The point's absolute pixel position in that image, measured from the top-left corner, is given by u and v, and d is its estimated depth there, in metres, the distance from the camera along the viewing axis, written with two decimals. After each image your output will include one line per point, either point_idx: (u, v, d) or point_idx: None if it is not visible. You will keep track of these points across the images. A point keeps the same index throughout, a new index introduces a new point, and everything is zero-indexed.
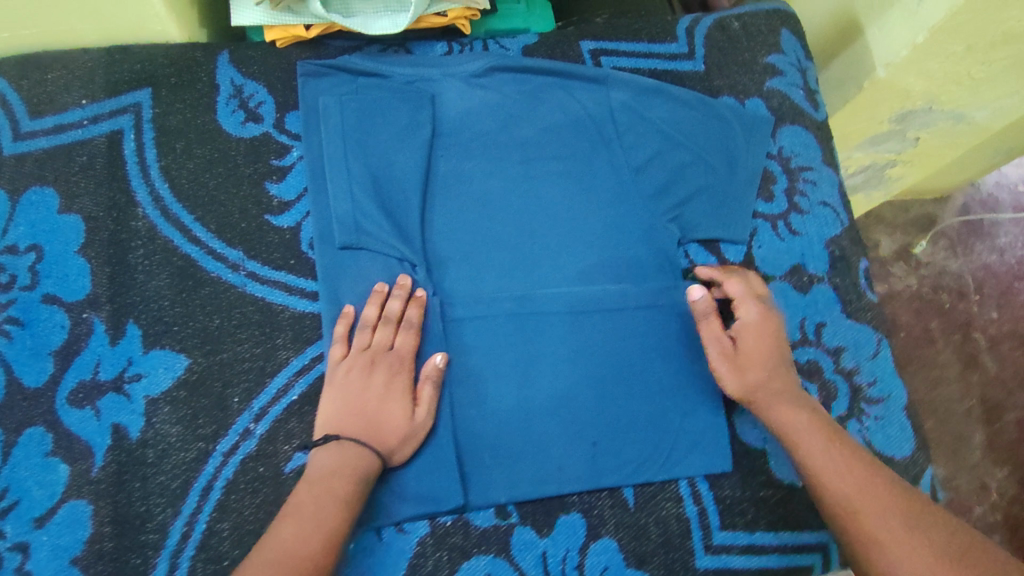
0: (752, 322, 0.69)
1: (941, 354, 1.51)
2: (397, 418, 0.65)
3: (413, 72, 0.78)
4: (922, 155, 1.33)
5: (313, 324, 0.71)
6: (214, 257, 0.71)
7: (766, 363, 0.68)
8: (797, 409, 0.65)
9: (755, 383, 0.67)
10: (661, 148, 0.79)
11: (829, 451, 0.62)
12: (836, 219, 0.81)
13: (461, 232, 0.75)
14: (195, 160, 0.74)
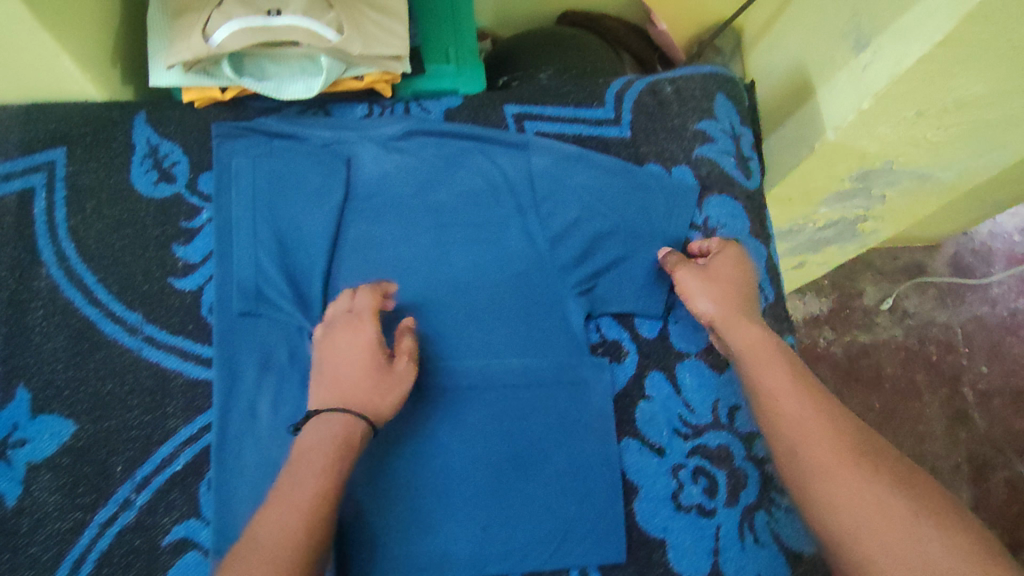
0: (726, 254, 0.75)
1: (931, 411, 1.51)
2: (365, 385, 0.63)
3: (331, 135, 0.78)
4: (892, 212, 1.27)
5: (206, 392, 0.70)
6: (113, 319, 0.71)
7: (730, 286, 0.72)
8: (758, 334, 0.67)
9: (722, 294, 0.70)
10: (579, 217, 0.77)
11: (784, 375, 0.62)
12: (761, 295, 0.79)
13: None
14: (103, 221, 0.74)
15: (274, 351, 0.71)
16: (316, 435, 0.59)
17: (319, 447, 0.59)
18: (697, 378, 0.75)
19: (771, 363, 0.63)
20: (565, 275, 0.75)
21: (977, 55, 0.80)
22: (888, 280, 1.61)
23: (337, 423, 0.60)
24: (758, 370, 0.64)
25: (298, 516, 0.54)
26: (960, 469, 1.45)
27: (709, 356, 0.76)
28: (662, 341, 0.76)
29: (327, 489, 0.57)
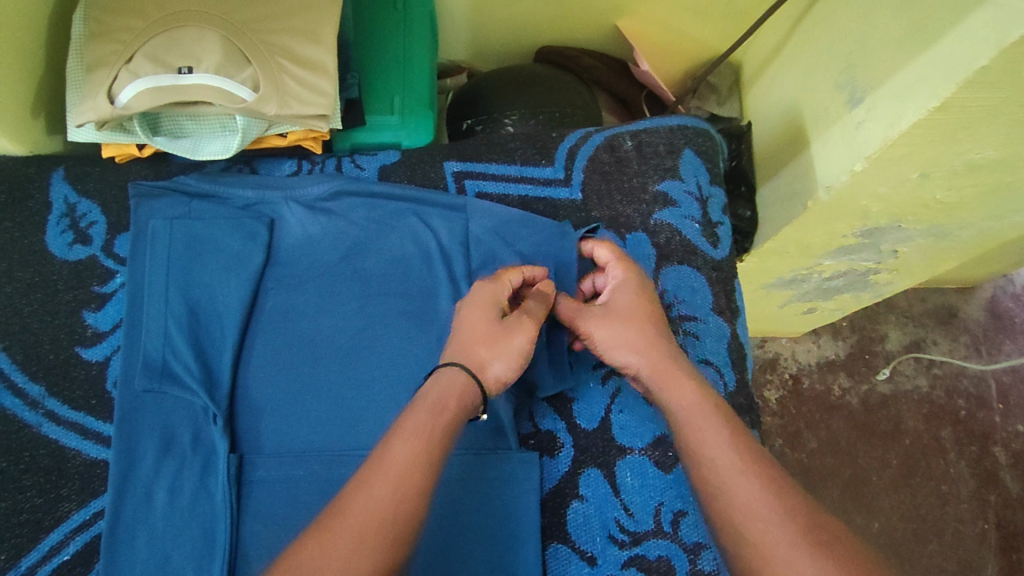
0: (626, 279, 0.64)
1: (956, 470, 1.36)
2: (486, 351, 0.57)
3: (254, 194, 0.73)
4: (908, 265, 1.15)
5: (103, 474, 0.66)
6: (14, 391, 0.67)
7: (645, 326, 0.60)
8: (692, 387, 0.55)
9: (640, 342, 0.59)
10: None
11: (727, 442, 0.51)
12: (719, 381, 0.70)
13: (280, 373, 0.68)
14: (14, 284, 0.71)
15: (177, 431, 0.66)
16: (426, 393, 0.54)
17: (423, 407, 0.53)
18: (639, 477, 0.66)
19: (713, 427, 0.52)
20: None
21: (985, 121, 0.69)
22: (913, 326, 1.46)
23: (449, 386, 0.55)
24: (695, 434, 0.52)
25: (390, 484, 0.47)
26: (988, 539, 1.31)
27: (655, 452, 0.67)
28: (602, 434, 0.68)
29: (424, 456, 0.50)
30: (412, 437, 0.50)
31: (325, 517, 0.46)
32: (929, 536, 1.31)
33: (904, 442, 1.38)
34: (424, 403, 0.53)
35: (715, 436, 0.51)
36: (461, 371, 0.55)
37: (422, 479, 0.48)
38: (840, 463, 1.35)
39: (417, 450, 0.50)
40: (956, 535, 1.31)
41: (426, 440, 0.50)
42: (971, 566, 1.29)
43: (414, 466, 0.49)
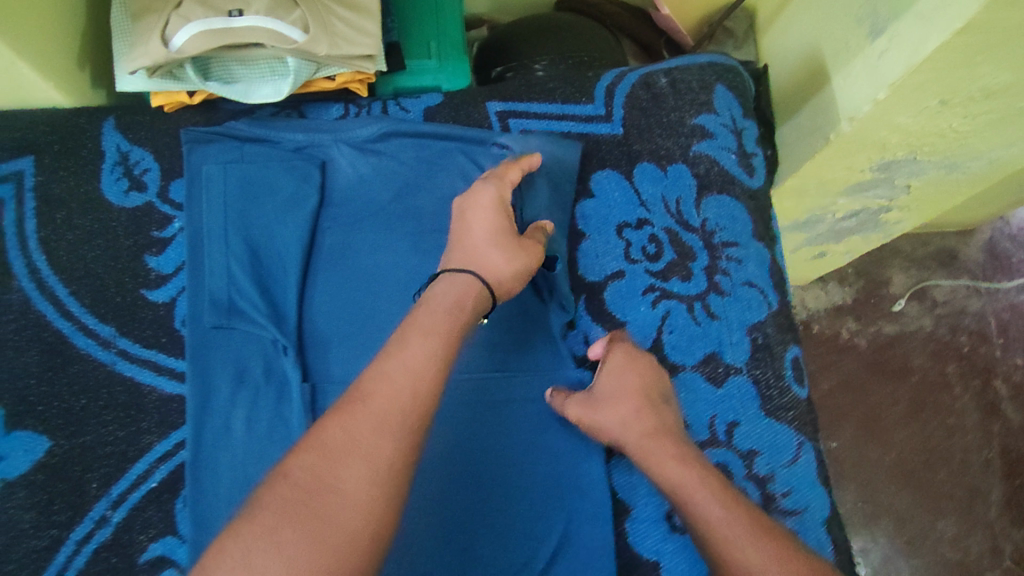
0: (614, 363, 0.66)
1: (963, 404, 1.42)
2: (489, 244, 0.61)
3: (304, 137, 0.75)
4: (919, 201, 1.19)
5: (180, 407, 0.68)
6: (86, 332, 0.70)
7: (632, 413, 0.63)
8: (677, 462, 0.60)
9: (626, 423, 0.63)
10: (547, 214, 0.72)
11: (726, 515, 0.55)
12: (762, 302, 0.74)
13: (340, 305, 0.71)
14: (74, 231, 0.72)
15: (248, 363, 0.68)
16: (440, 293, 0.57)
17: (438, 311, 0.55)
18: (693, 392, 0.70)
19: (703, 506, 0.56)
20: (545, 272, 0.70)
21: (1002, 42, 0.73)
22: (919, 269, 1.51)
23: (462, 287, 0.58)
24: (697, 516, 0.56)
25: (409, 378, 0.50)
26: (994, 465, 1.38)
27: (706, 368, 0.71)
28: (656, 353, 0.71)
29: (439, 351, 0.52)
30: (427, 338, 0.53)
31: (346, 402, 0.49)
32: (937, 463, 1.38)
33: (915, 379, 1.43)
34: (435, 304, 0.56)
35: (715, 514, 0.56)
36: (471, 274, 0.58)
37: (437, 374, 0.51)
38: (854, 401, 1.41)
39: (433, 348, 0.52)
40: (962, 463, 1.38)
41: (439, 339, 0.53)
42: (977, 492, 1.36)
43: (429, 361, 0.52)
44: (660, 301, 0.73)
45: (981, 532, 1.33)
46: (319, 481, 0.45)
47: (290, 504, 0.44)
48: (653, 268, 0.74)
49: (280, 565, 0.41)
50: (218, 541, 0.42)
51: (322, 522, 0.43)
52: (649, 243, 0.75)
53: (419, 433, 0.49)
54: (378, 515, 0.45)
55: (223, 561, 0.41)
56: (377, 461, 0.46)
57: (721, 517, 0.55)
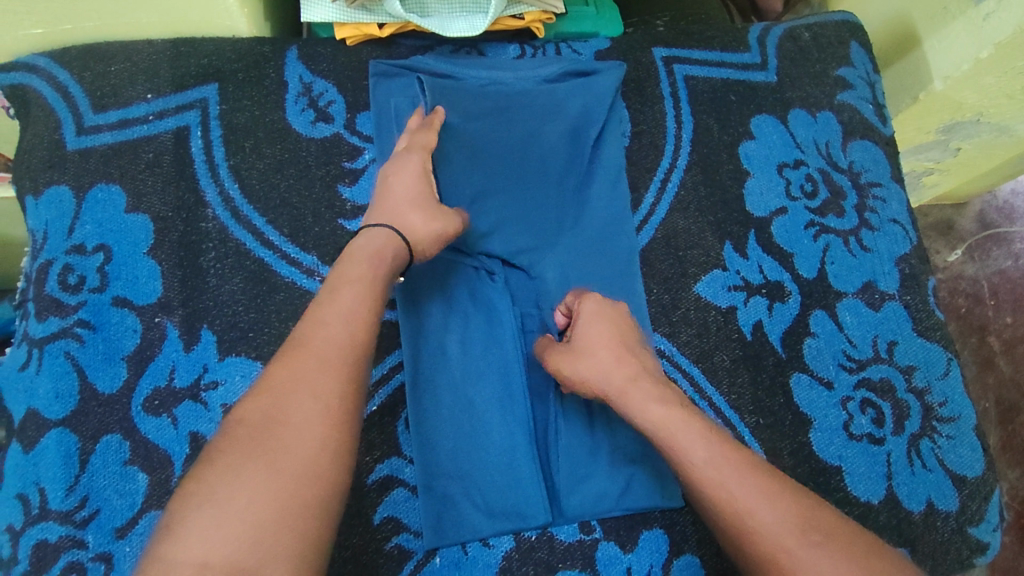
0: (590, 312, 0.65)
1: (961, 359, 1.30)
2: (412, 212, 0.64)
3: (487, 75, 0.76)
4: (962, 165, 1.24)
5: (391, 333, 0.69)
6: (288, 262, 0.69)
7: (611, 357, 0.62)
8: (660, 402, 0.58)
9: (611, 366, 0.61)
10: (525, 158, 0.74)
11: (704, 442, 0.55)
12: (905, 237, 0.81)
13: (503, 220, 0.72)
14: (264, 160, 0.72)
15: (455, 292, 0.70)
16: (363, 245, 0.60)
17: (361, 261, 0.58)
18: (856, 316, 0.77)
19: (688, 441, 0.55)
20: (508, 221, 0.72)
21: None
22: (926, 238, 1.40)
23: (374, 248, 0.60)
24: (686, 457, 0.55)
25: (344, 321, 0.54)
26: (989, 413, 1.27)
27: (865, 295, 0.78)
28: (822, 281, 0.77)
29: (366, 296, 0.56)
30: (353, 285, 0.56)
31: (286, 349, 0.52)
32: None
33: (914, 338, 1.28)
34: (363, 255, 0.59)
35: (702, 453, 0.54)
36: (388, 229, 0.61)
37: (368, 317, 0.55)
38: None
39: (360, 293, 0.56)
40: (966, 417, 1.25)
41: (364, 284, 0.56)
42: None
43: (359, 305, 0.55)
44: (821, 235, 0.79)
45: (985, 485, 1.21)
46: (269, 417, 0.48)
47: (247, 439, 0.47)
48: (812, 205, 0.80)
49: (243, 494, 0.44)
50: (184, 487, 0.45)
51: (280, 453, 0.46)
52: (806, 181, 0.81)
53: (354, 368, 0.52)
54: (333, 442, 0.48)
55: (191, 503, 0.44)
56: (325, 395, 0.50)
57: (706, 456, 0.54)
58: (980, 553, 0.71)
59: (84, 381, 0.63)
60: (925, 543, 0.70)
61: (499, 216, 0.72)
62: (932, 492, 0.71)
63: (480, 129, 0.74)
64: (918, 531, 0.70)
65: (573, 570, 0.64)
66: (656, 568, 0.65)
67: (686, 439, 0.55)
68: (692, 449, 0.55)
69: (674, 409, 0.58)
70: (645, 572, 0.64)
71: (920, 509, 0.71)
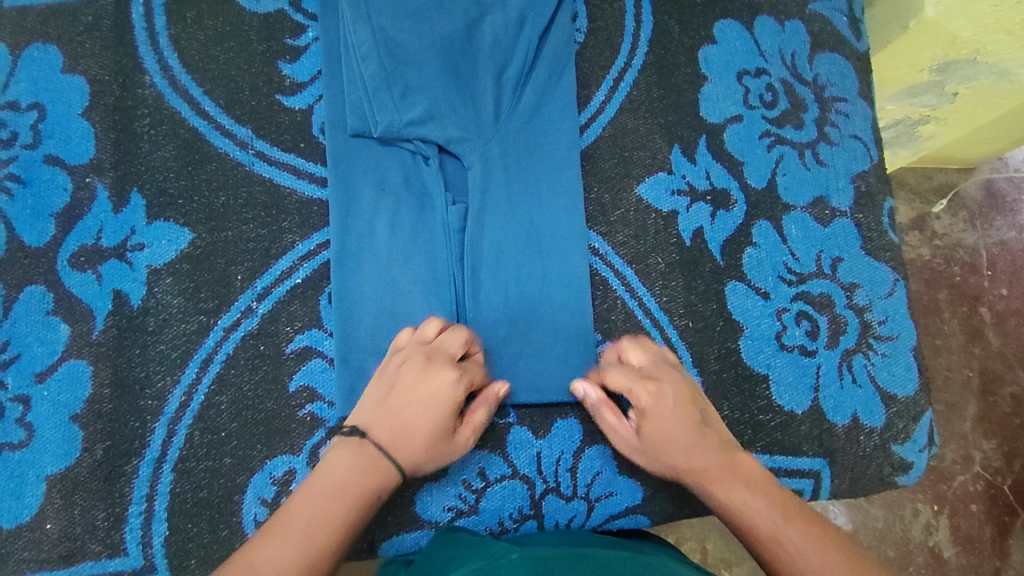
0: (656, 408, 0.62)
1: (947, 325, 1.12)
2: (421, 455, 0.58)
3: None
4: (992, 104, 0.98)
5: (320, 211, 0.68)
6: (222, 132, 0.69)
7: (692, 453, 0.60)
8: (742, 484, 0.58)
9: (689, 450, 0.60)
10: (465, 49, 0.72)
11: (783, 519, 0.54)
12: (866, 154, 0.78)
13: (438, 106, 0.69)
14: (205, 32, 0.71)
15: (388, 174, 0.69)
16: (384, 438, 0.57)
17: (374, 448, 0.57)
18: (803, 229, 0.74)
19: (774, 520, 0.54)
20: (440, 110, 0.69)
21: None
22: (919, 199, 1.19)
23: (374, 451, 0.57)
24: (749, 526, 0.55)
25: (365, 464, 0.56)
26: (970, 383, 1.09)
27: (815, 210, 0.75)
28: (770, 192, 0.75)
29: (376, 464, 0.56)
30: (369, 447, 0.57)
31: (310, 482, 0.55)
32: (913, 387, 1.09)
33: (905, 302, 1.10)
34: (367, 449, 0.57)
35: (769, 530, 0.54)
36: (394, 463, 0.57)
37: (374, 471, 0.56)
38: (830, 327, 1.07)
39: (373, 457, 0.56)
40: (942, 380, 1.10)
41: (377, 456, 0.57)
42: (953, 407, 1.08)
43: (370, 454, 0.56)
44: (775, 146, 0.76)
45: (952, 447, 1.07)
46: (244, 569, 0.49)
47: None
48: (770, 115, 0.77)
49: None
50: None
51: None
52: (766, 91, 0.78)
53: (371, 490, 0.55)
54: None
55: None
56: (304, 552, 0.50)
57: (787, 532, 0.53)
58: (902, 472, 0.71)
59: (11, 233, 0.64)
60: (845, 456, 0.70)
61: (428, 104, 0.69)
62: (859, 407, 0.71)
63: (417, 17, 0.71)
64: (839, 443, 0.70)
65: (482, 450, 0.65)
66: (567, 455, 0.66)
67: (765, 517, 0.55)
68: (774, 525, 0.54)
69: (752, 491, 0.57)
70: (554, 457, 0.66)
71: (844, 422, 0.70)
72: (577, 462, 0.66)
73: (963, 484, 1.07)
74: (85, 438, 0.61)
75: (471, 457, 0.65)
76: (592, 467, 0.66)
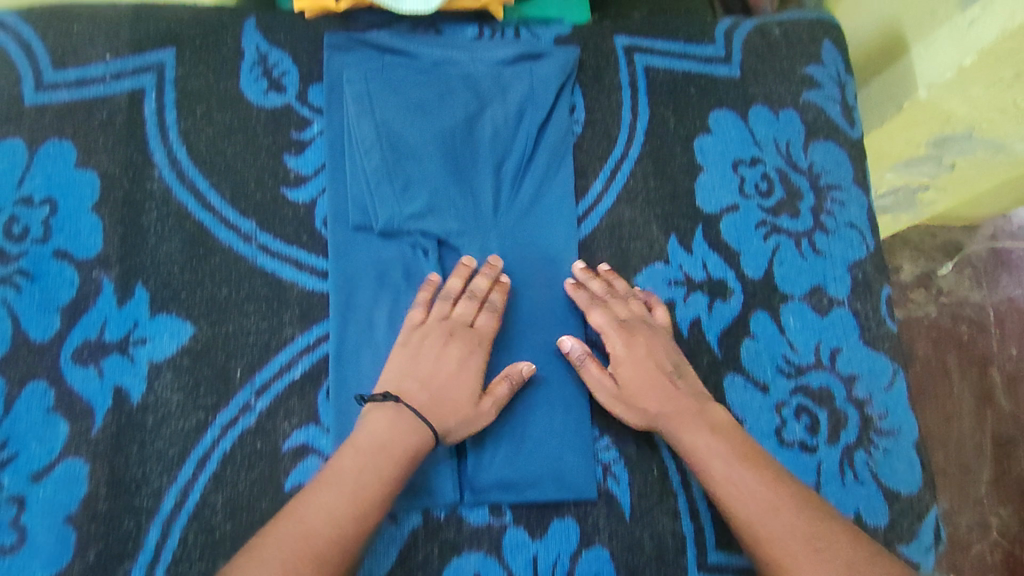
0: (626, 351, 0.66)
1: (956, 389, 1.11)
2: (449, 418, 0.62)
3: (441, 54, 0.77)
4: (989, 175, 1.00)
5: (321, 304, 0.69)
6: (227, 226, 0.70)
7: (660, 398, 0.64)
8: (705, 430, 0.62)
9: (658, 390, 0.65)
10: (466, 142, 0.74)
11: (740, 464, 0.59)
12: (862, 242, 0.78)
13: (438, 200, 0.71)
14: (214, 126, 0.73)
15: (388, 267, 0.70)
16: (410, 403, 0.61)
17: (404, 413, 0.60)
18: (801, 320, 0.74)
19: (730, 467, 0.59)
20: (440, 204, 0.71)
21: None
22: (925, 258, 1.17)
23: (410, 415, 0.60)
24: (708, 470, 0.60)
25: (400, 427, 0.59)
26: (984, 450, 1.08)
27: (812, 300, 0.75)
28: (767, 283, 0.75)
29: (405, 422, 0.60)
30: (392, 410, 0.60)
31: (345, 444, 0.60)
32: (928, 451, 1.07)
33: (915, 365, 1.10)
34: (405, 415, 0.60)
35: (778, 531, 0.55)
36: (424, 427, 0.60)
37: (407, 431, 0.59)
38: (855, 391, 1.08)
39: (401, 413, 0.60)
40: (954, 447, 1.08)
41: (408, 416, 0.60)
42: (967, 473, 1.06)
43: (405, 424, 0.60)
44: (771, 237, 0.77)
45: (967, 515, 1.05)
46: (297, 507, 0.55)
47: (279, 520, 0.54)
48: (765, 204, 0.78)
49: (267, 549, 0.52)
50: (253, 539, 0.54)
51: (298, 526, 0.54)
52: (761, 180, 0.79)
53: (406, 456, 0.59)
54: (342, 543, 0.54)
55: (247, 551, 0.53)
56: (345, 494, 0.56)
57: (735, 475, 0.59)
58: None
59: (17, 328, 0.65)
60: None
61: (428, 198, 0.71)
62: (862, 505, 0.70)
63: (419, 111, 0.73)
64: None
65: (477, 552, 0.64)
66: (563, 557, 0.65)
67: (720, 465, 0.60)
68: (726, 471, 0.59)
69: (711, 436, 0.62)
70: (551, 560, 0.65)
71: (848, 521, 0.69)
72: (573, 564, 0.65)
73: (981, 555, 1.04)
74: (79, 540, 0.61)
75: (466, 559, 0.64)
76: (589, 569, 0.65)
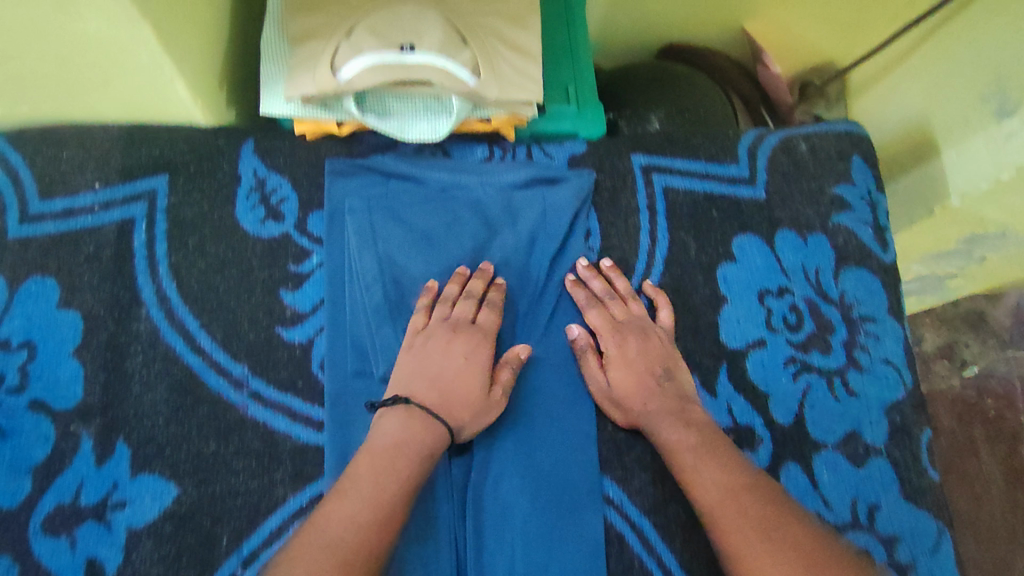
0: (619, 351, 0.66)
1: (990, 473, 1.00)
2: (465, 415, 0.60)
3: (449, 178, 0.72)
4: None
5: (316, 460, 0.64)
6: (217, 371, 0.66)
7: (650, 402, 0.64)
8: (680, 426, 0.62)
9: (648, 393, 0.64)
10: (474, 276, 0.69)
11: (709, 457, 0.58)
12: (899, 381, 0.73)
13: None
14: (206, 259, 0.69)
15: None
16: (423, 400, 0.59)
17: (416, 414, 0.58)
18: (835, 472, 0.69)
19: (696, 459, 0.58)
20: None
21: None
22: (948, 327, 1.04)
23: (421, 416, 0.58)
24: (677, 463, 0.60)
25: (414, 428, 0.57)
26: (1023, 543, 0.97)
27: (847, 448, 0.70)
28: (798, 430, 0.70)
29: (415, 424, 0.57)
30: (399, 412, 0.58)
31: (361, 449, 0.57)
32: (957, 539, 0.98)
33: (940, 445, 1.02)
34: (416, 415, 0.57)
35: (729, 519, 0.53)
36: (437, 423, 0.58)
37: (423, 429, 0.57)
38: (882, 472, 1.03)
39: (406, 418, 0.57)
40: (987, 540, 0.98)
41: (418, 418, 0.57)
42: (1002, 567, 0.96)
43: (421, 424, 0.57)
44: (801, 376, 0.72)
45: None
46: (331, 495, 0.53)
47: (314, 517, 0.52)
48: (795, 339, 0.73)
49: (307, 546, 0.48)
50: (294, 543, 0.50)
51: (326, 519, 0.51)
52: (790, 312, 0.74)
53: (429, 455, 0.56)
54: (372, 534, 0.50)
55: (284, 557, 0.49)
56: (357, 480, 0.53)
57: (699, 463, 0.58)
58: None
59: None
60: None
61: None
62: None
63: (426, 243, 0.69)
64: None
65: None
66: None
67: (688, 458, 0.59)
68: (694, 462, 0.58)
69: (686, 431, 0.61)
70: None
71: None
72: None
73: None
74: None
75: None
76: None
